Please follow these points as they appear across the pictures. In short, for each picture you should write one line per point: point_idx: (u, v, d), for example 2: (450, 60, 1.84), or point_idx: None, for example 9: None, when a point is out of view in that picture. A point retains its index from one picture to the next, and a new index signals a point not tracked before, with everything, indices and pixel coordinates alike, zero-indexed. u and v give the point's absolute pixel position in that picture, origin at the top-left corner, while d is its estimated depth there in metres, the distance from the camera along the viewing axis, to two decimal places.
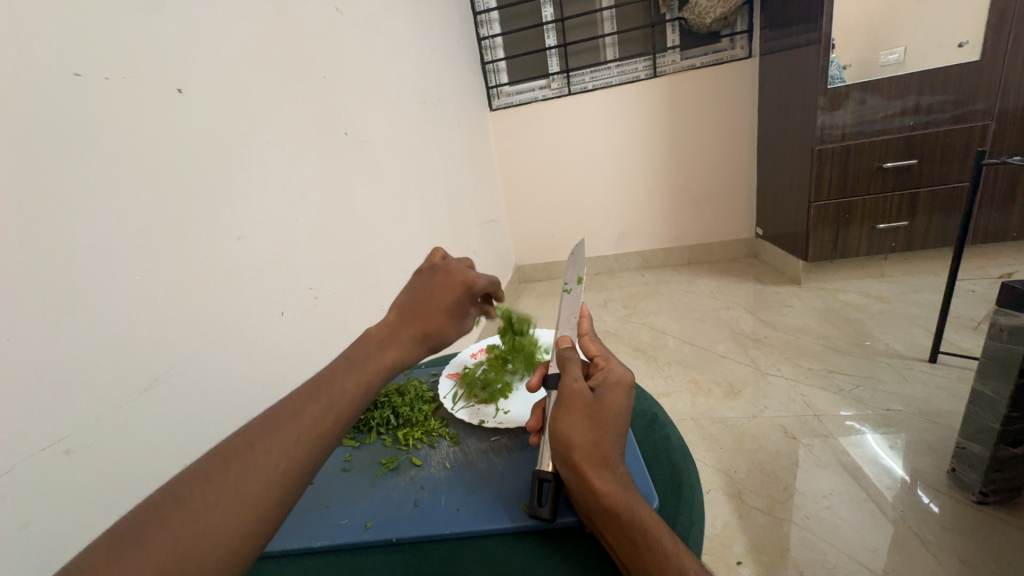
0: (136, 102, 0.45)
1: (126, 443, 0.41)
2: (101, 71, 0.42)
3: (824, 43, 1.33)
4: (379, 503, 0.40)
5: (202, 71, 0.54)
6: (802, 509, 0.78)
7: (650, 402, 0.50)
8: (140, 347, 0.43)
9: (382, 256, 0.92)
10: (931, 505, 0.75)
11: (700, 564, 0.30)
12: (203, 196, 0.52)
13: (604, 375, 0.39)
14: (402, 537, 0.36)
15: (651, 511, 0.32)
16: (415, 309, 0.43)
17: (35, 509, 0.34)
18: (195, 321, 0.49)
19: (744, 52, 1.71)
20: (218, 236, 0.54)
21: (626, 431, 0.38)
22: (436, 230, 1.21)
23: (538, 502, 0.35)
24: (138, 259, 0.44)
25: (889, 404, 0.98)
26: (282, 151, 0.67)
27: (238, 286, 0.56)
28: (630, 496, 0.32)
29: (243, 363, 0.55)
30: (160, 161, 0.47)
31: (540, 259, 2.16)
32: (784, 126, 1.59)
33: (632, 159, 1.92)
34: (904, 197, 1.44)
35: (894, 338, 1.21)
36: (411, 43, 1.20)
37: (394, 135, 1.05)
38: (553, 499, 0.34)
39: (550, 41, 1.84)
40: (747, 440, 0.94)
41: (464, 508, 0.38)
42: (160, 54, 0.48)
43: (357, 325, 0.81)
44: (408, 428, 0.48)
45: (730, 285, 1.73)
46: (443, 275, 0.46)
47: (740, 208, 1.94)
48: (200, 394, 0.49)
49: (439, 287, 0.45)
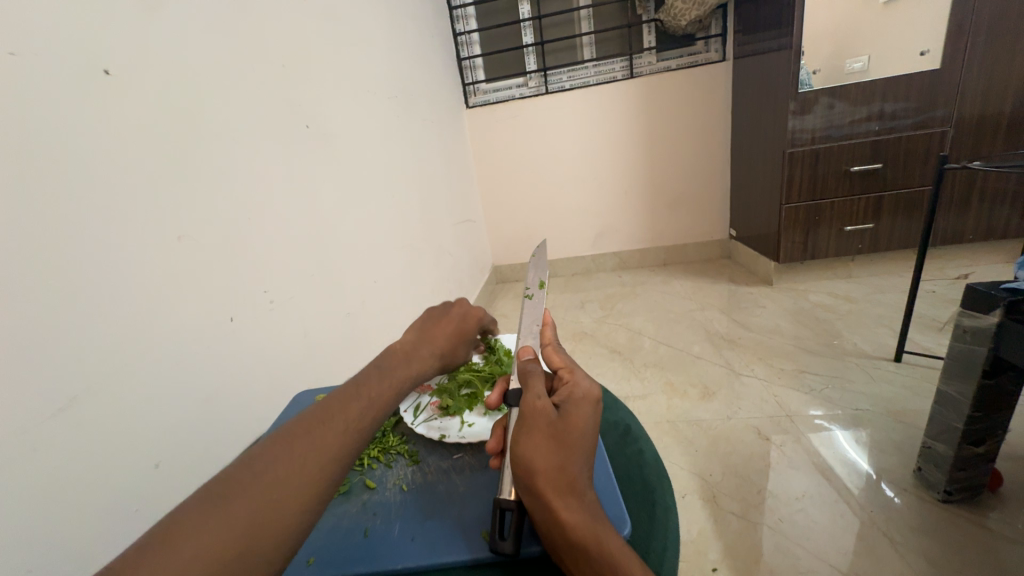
0: (55, 85, 0.40)
1: (36, 473, 0.36)
2: (8, 46, 0.37)
3: (796, 48, 1.35)
4: (325, 533, 0.36)
5: (137, 55, 0.49)
6: (776, 512, 0.77)
7: (623, 412, 0.47)
8: (53, 362, 0.38)
9: (347, 257, 0.87)
10: (894, 497, 0.77)
11: None
12: (137, 191, 0.47)
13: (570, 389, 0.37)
14: (347, 574, 0.32)
15: (622, 542, 0.29)
16: (431, 330, 0.46)
17: None
18: (126, 331, 0.44)
19: (718, 56, 1.73)
20: (155, 236, 0.48)
21: (595, 450, 0.35)
22: (407, 229, 1.17)
23: (500, 535, 0.32)
24: (54, 264, 0.39)
25: (858, 403, 1.00)
26: (234, 145, 0.62)
27: (181, 291, 0.51)
28: (599, 526, 0.30)
29: (186, 375, 0.50)
30: (83, 151, 0.42)
31: (517, 260, 2.13)
32: (757, 129, 1.61)
33: (609, 159, 1.92)
34: (870, 200, 1.48)
35: (861, 338, 1.24)
36: (381, 35, 1.15)
37: (363, 130, 1.00)
38: (516, 530, 0.31)
39: (527, 39, 1.82)
40: (721, 442, 0.94)
41: (419, 536, 0.35)
42: (84, 32, 0.43)
43: (319, 330, 0.76)
44: (363, 445, 0.45)
45: (705, 286, 1.75)
46: (458, 306, 0.50)
47: (714, 209, 1.96)
48: (131, 411, 0.44)
49: (454, 315, 0.49)
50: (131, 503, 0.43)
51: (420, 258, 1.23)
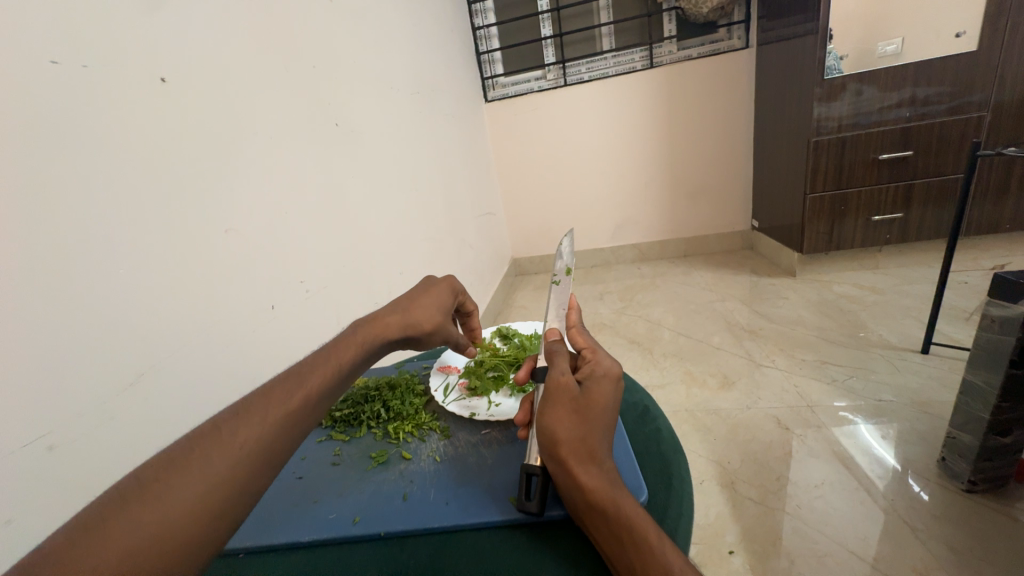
0: (119, 90, 0.44)
1: (112, 439, 0.40)
2: (80, 59, 0.41)
3: (822, 33, 1.31)
4: (368, 497, 0.40)
5: (187, 60, 0.53)
6: (794, 499, 0.78)
7: (642, 394, 0.50)
8: (124, 340, 0.42)
9: (375, 249, 0.91)
10: (922, 493, 0.76)
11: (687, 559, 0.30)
12: (188, 188, 0.51)
13: (592, 368, 0.39)
14: (390, 531, 0.36)
15: (639, 507, 0.31)
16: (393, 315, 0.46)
17: (21, 506, 0.34)
18: (183, 315, 0.49)
19: (741, 43, 1.70)
20: (205, 229, 0.53)
21: (615, 424, 0.38)
22: (430, 221, 1.20)
23: (526, 496, 0.35)
24: (124, 252, 0.43)
25: (882, 394, 0.99)
26: (271, 144, 0.65)
27: (229, 280, 0.55)
28: (617, 491, 0.32)
29: (234, 357, 0.55)
30: (144, 150, 0.46)
31: (536, 252, 2.15)
32: (781, 117, 1.58)
33: (629, 150, 1.91)
34: (900, 189, 1.44)
35: (887, 330, 1.22)
36: (403, 32, 1.18)
37: (388, 127, 1.04)
38: (541, 493, 0.34)
39: (546, 31, 1.82)
40: (741, 430, 0.95)
41: (453, 501, 0.38)
42: (142, 44, 0.47)
43: (350, 318, 0.80)
44: (399, 421, 0.48)
45: (726, 278, 1.73)
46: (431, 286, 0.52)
47: (736, 200, 1.93)
48: (187, 388, 0.48)
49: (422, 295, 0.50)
50: None
51: (442, 250, 1.26)
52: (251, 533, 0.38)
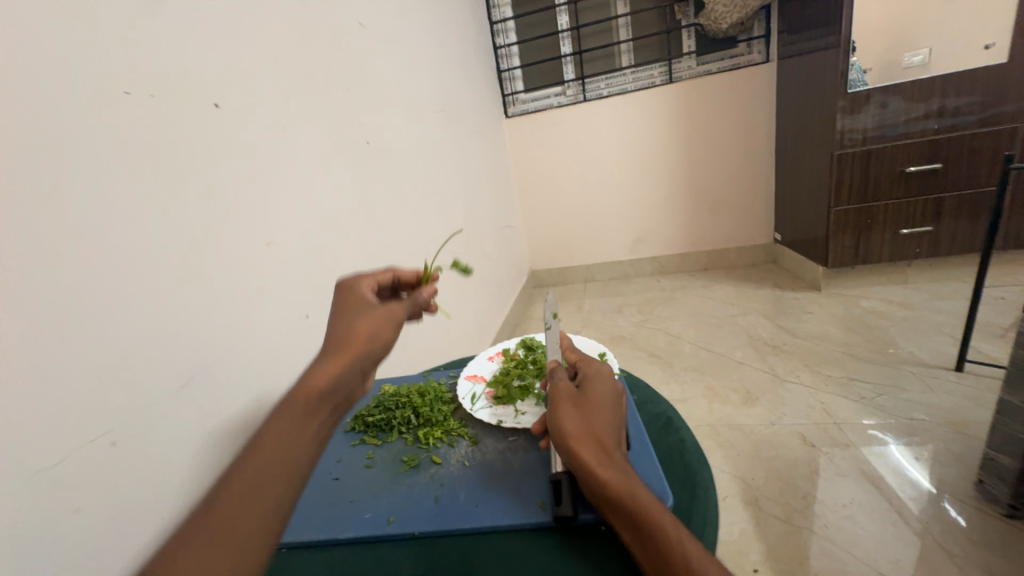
0: (178, 117, 0.49)
1: (166, 437, 0.43)
2: (148, 89, 0.46)
3: (844, 46, 1.31)
4: (400, 498, 0.41)
5: (236, 87, 0.57)
6: (821, 518, 0.77)
7: (665, 406, 0.50)
8: (177, 344, 0.46)
9: (401, 261, 0.94)
10: (959, 519, 0.73)
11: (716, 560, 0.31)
12: (235, 204, 0.55)
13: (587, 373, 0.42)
14: (423, 531, 0.38)
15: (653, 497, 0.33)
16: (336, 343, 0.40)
17: (86, 496, 0.37)
18: (228, 323, 0.52)
19: (761, 57, 1.71)
20: (249, 243, 0.56)
21: (621, 421, 0.39)
22: (453, 234, 1.24)
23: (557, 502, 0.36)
24: (180, 263, 0.47)
25: (913, 413, 0.96)
26: (309, 161, 0.70)
27: (268, 291, 0.59)
28: (629, 480, 0.33)
29: (272, 362, 0.58)
30: (198, 170, 0.50)
31: (554, 265, 2.17)
32: (803, 130, 1.57)
33: (648, 164, 1.92)
34: (929, 202, 1.41)
35: (918, 346, 1.19)
36: (430, 54, 1.23)
37: (414, 144, 1.08)
38: (571, 496, 0.36)
39: (566, 49, 1.86)
40: (765, 446, 0.93)
41: (483, 504, 0.39)
42: (199, 74, 0.52)
43: None
44: (428, 427, 0.50)
45: (747, 291, 1.71)
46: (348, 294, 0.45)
47: (758, 213, 1.91)
48: (230, 391, 0.51)
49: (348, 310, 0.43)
50: None
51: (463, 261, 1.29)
52: (292, 529, 0.40)
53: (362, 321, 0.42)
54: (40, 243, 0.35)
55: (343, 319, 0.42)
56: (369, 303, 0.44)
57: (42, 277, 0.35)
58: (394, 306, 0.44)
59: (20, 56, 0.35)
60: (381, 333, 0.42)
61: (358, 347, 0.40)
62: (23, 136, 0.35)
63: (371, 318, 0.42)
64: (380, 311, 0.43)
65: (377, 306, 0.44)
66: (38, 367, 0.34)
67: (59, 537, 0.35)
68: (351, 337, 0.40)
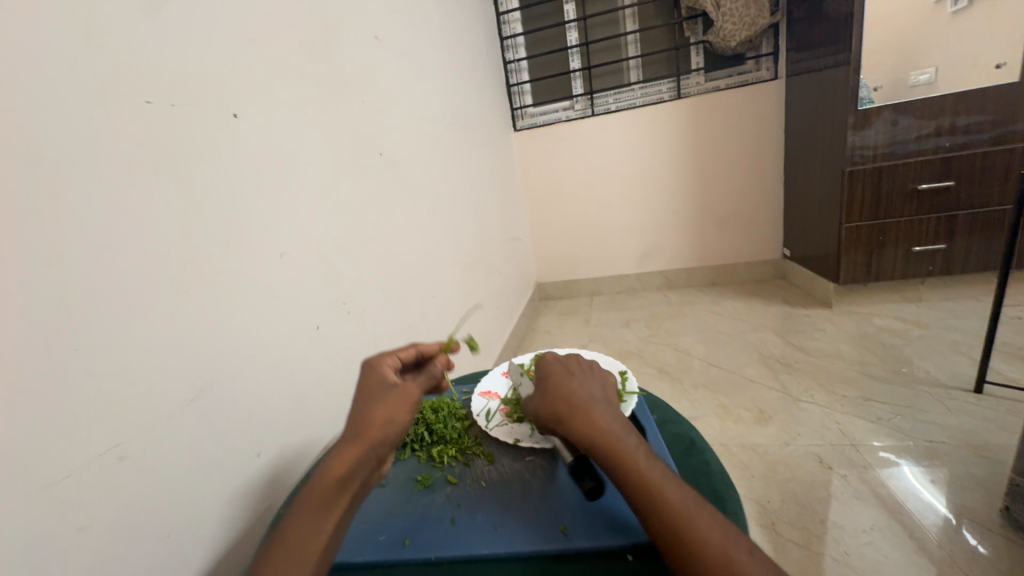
0: (197, 126, 0.49)
1: (175, 451, 0.42)
2: (168, 99, 0.46)
3: (854, 64, 1.32)
4: (416, 519, 0.41)
5: (254, 98, 0.57)
6: (841, 545, 0.74)
7: (687, 426, 0.49)
8: (189, 355, 0.45)
9: (411, 273, 0.93)
10: (978, 547, 0.70)
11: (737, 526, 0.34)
12: (250, 215, 0.55)
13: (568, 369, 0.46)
14: (440, 556, 0.37)
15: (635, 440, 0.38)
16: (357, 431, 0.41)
17: (91, 512, 0.36)
18: (239, 335, 0.51)
19: (769, 74, 1.72)
20: (263, 253, 0.56)
21: (595, 386, 0.44)
22: (461, 246, 1.23)
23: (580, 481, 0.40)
24: (194, 273, 0.47)
25: (932, 435, 0.94)
26: (323, 172, 0.70)
27: (280, 302, 0.58)
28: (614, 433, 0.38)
29: (283, 374, 0.57)
30: (215, 180, 0.50)
31: (561, 277, 2.16)
32: (813, 146, 1.57)
33: (656, 178, 1.92)
34: (941, 219, 1.40)
35: (935, 366, 1.16)
36: (442, 68, 1.25)
37: (425, 156, 1.08)
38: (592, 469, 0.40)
39: (574, 64, 1.88)
40: (780, 468, 0.91)
41: (501, 527, 0.39)
42: (218, 84, 0.52)
43: (386, 340, 0.82)
44: (442, 445, 0.49)
45: (757, 307, 1.69)
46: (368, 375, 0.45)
47: (767, 229, 1.91)
48: (239, 404, 0.50)
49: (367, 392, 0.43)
50: (239, 484, 0.49)
51: (472, 273, 1.29)
52: None
53: (378, 407, 0.42)
54: (56, 251, 0.35)
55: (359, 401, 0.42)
56: (385, 384, 0.44)
57: (56, 284, 0.35)
58: (408, 388, 0.43)
59: (44, 66, 0.35)
60: (396, 418, 0.42)
61: (374, 436, 0.40)
62: (41, 143, 0.35)
63: (386, 403, 0.42)
64: (394, 394, 0.43)
65: (392, 387, 0.43)
66: (49, 376, 0.34)
67: (62, 554, 0.34)
68: (367, 425, 0.41)
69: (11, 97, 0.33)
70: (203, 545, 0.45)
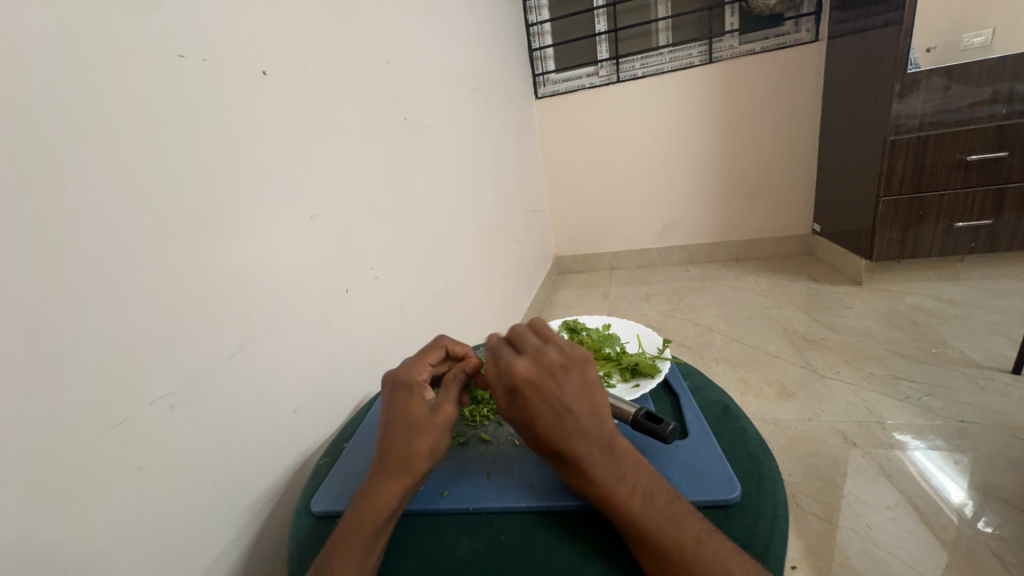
0: (227, 82, 0.48)
1: (218, 404, 0.44)
2: (201, 54, 0.45)
3: (907, 24, 1.22)
4: (454, 474, 0.43)
5: (283, 57, 0.56)
6: (864, 518, 0.74)
7: (722, 393, 0.49)
8: (229, 312, 0.46)
9: (433, 239, 0.93)
10: (985, 527, 0.70)
11: (739, 539, 0.33)
12: (281, 178, 0.54)
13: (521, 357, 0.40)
14: (479, 507, 0.39)
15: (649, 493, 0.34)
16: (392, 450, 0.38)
17: (147, 456, 0.38)
18: (274, 296, 0.52)
19: (811, 36, 1.61)
20: (296, 215, 0.56)
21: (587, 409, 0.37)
22: (482, 213, 1.22)
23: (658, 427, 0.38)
24: (229, 235, 0.47)
25: (965, 415, 0.92)
26: (350, 136, 0.68)
27: (312, 268, 0.58)
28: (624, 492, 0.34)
29: (316, 336, 0.58)
30: (245, 139, 0.50)
31: (580, 251, 2.13)
32: (853, 113, 1.48)
33: (682, 149, 1.85)
34: (989, 193, 1.33)
35: (970, 346, 1.13)
36: (465, 28, 1.20)
37: (448, 122, 1.05)
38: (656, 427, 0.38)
39: (600, 27, 1.79)
40: (802, 443, 0.90)
41: (538, 483, 0.40)
42: (248, 42, 0.51)
43: (411, 306, 0.82)
44: (474, 404, 0.51)
45: (782, 283, 1.65)
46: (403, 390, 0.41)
47: (797, 202, 1.84)
48: (276, 364, 0.52)
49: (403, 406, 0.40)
50: (279, 438, 0.51)
51: (491, 242, 1.27)
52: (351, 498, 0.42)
53: (406, 424, 0.39)
54: (102, 203, 0.35)
55: (394, 418, 0.40)
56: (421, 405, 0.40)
57: (106, 235, 0.36)
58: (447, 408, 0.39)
59: (80, 16, 0.35)
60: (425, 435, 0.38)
61: (406, 454, 0.37)
62: (85, 94, 0.35)
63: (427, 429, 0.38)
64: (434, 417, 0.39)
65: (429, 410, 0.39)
66: (106, 325, 0.35)
67: (122, 493, 0.36)
68: (394, 444, 0.38)
69: (48, 47, 0.33)
70: (245, 493, 0.47)
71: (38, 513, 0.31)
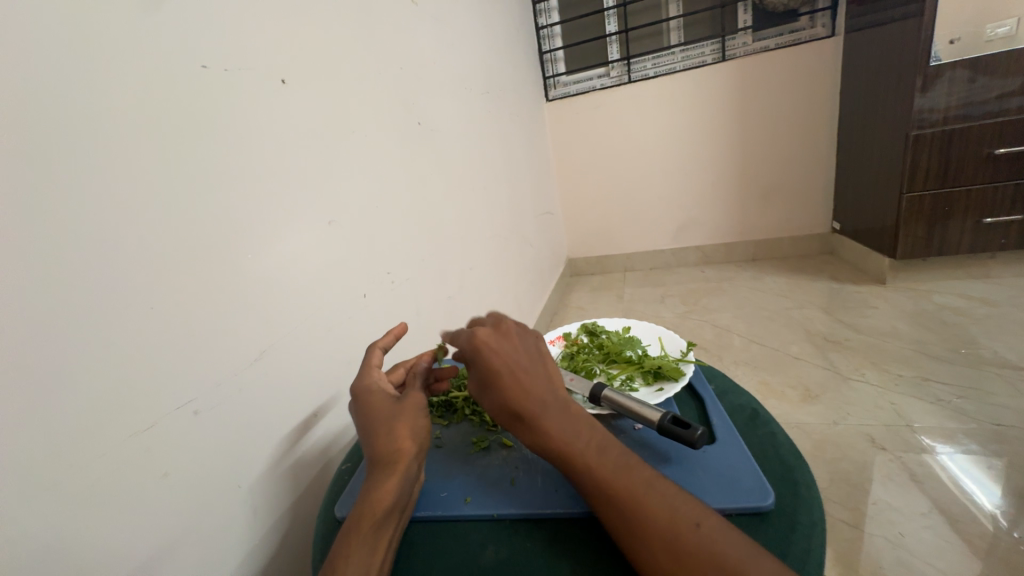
0: (247, 92, 0.49)
1: (241, 409, 0.45)
2: (221, 65, 0.46)
3: (928, 15, 1.18)
4: (476, 479, 0.42)
5: (301, 65, 0.57)
6: (896, 526, 0.71)
7: (749, 397, 0.47)
8: (250, 318, 0.47)
9: (449, 244, 0.93)
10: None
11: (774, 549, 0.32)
12: (299, 185, 0.55)
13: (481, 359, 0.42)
14: (502, 513, 0.38)
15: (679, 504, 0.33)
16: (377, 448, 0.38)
17: (171, 462, 0.38)
18: (293, 301, 0.53)
19: (827, 31, 1.59)
20: (314, 221, 0.57)
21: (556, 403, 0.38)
22: (496, 217, 1.22)
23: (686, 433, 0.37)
24: (250, 243, 0.48)
25: (1000, 418, 0.88)
26: (366, 142, 0.69)
27: (330, 273, 0.59)
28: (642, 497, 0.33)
29: (335, 341, 0.59)
30: (264, 147, 0.50)
31: (593, 253, 2.12)
32: (873, 108, 1.44)
33: (696, 148, 1.83)
34: (1019, 187, 1.28)
35: (1004, 346, 1.08)
36: (476, 34, 1.20)
37: (461, 126, 1.06)
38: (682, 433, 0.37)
39: (611, 28, 1.79)
40: (829, 447, 0.88)
41: (561, 489, 0.39)
42: (266, 52, 0.52)
43: (427, 310, 0.82)
44: None
45: (802, 283, 1.61)
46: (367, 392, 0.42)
47: (816, 201, 1.80)
48: (297, 370, 0.52)
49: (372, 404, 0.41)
50: (300, 444, 0.52)
51: (505, 246, 1.27)
52: None
53: (385, 419, 0.39)
54: (127, 213, 0.36)
55: (367, 415, 0.40)
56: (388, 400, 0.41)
57: (131, 244, 0.36)
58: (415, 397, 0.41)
59: (105, 31, 0.36)
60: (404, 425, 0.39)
61: (391, 446, 0.38)
62: (111, 108, 0.36)
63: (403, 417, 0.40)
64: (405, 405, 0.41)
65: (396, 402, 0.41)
66: (132, 331, 0.36)
67: (149, 499, 0.36)
68: (378, 435, 0.38)
69: (76, 63, 0.34)
70: (267, 499, 0.47)
71: (67, 518, 0.32)
